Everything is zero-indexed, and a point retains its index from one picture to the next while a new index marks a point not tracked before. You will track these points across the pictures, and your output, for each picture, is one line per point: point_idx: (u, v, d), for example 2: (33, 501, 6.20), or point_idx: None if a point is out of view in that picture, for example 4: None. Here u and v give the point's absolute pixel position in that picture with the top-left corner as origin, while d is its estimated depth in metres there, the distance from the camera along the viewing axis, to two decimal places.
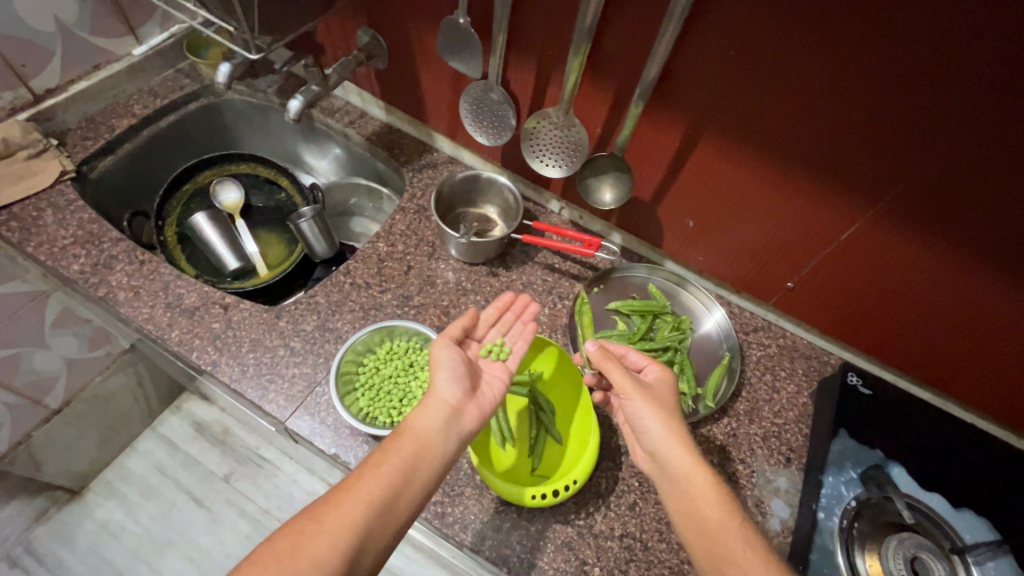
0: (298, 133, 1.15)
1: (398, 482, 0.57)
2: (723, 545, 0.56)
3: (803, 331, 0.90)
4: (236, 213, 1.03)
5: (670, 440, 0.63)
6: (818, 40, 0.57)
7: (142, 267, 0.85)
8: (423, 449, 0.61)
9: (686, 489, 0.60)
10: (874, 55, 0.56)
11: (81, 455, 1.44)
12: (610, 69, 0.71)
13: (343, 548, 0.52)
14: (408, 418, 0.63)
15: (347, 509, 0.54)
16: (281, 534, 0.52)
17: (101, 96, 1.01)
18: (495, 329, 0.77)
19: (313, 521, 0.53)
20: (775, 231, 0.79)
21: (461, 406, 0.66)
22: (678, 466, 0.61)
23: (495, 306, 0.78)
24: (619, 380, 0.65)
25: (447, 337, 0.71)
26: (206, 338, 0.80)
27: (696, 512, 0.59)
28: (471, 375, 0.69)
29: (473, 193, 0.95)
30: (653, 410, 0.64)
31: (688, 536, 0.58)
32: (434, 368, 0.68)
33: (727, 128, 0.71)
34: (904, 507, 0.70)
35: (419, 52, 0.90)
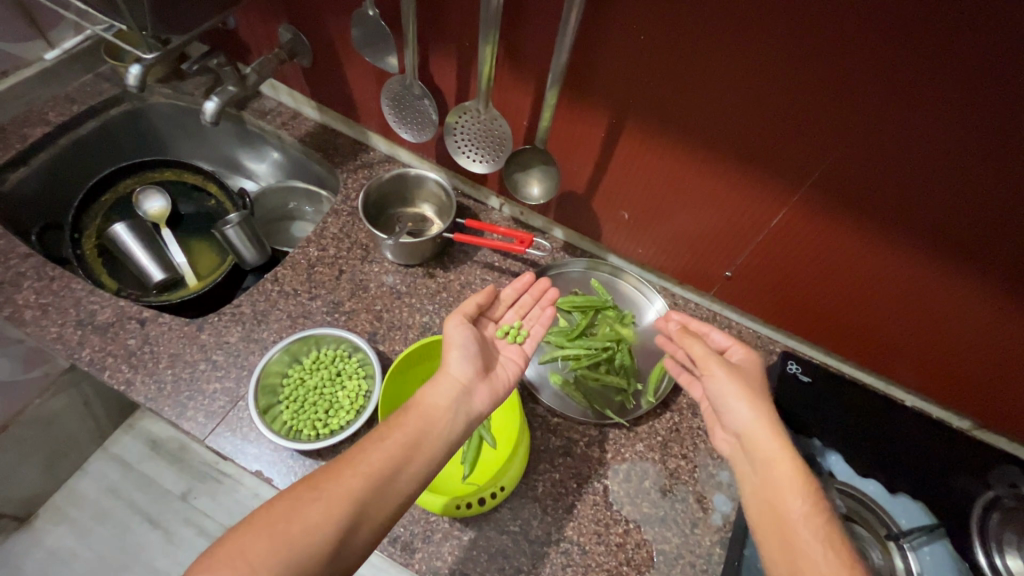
0: (231, 136, 1.11)
1: (399, 457, 0.56)
2: (795, 533, 0.55)
3: (747, 320, 0.89)
4: (162, 222, 0.99)
5: (759, 421, 0.61)
6: (725, 21, 0.56)
7: (52, 284, 0.80)
8: (428, 425, 0.59)
9: (767, 475, 0.59)
10: (781, 34, 0.54)
11: (26, 481, 1.38)
12: (526, 59, 0.69)
13: (337, 518, 0.50)
14: (420, 392, 0.62)
15: (346, 478, 0.52)
16: (274, 501, 0.50)
17: (12, 103, 0.95)
18: (512, 309, 0.76)
19: (311, 491, 0.51)
20: (709, 221, 0.78)
21: (472, 385, 0.65)
22: (764, 450, 0.60)
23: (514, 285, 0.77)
24: (702, 356, 0.66)
25: (460, 314, 0.70)
26: (120, 356, 0.76)
27: (775, 498, 0.58)
28: (483, 356, 0.68)
29: (405, 192, 0.92)
30: (739, 391, 0.63)
31: (763, 525, 0.57)
32: (447, 345, 0.67)
33: (650, 115, 0.69)
34: (837, 495, 0.72)
35: (341, 48, 0.86)
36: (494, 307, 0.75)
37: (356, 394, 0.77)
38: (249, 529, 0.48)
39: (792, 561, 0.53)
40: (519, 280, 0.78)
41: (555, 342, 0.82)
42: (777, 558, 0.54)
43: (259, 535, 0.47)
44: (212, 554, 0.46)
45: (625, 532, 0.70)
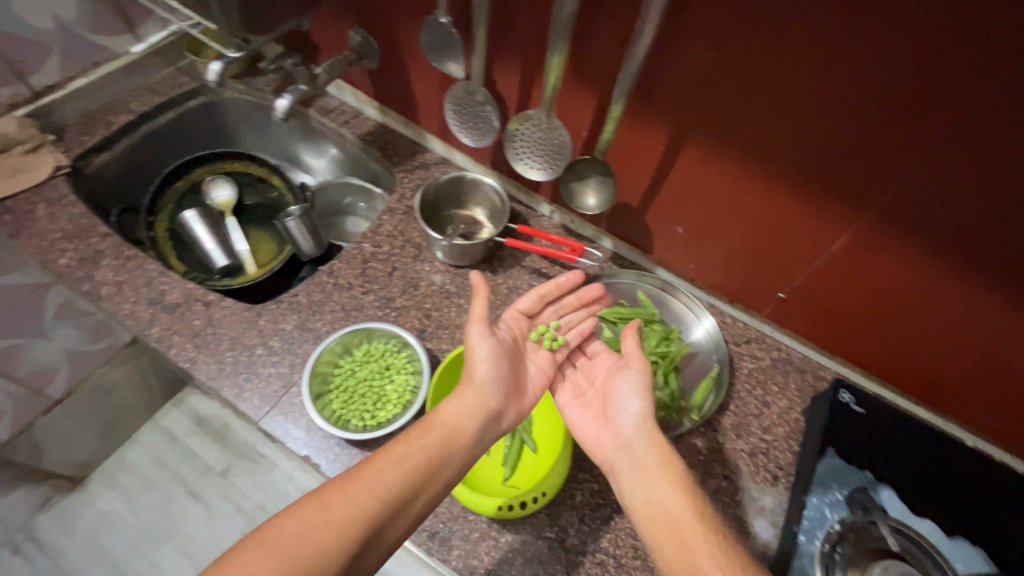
0: (295, 132, 1.16)
1: (417, 481, 0.57)
2: (692, 538, 0.55)
3: (798, 344, 0.87)
4: (228, 211, 1.03)
5: (642, 428, 0.64)
6: (795, 42, 0.55)
7: (127, 263, 0.85)
8: (448, 446, 0.61)
9: (654, 480, 0.60)
10: (854, 56, 0.53)
11: (83, 445, 1.47)
12: (593, 72, 0.70)
13: (351, 539, 0.51)
14: (445, 412, 0.63)
15: (360, 500, 0.54)
16: (288, 514, 0.51)
17: (100, 92, 1.02)
18: (551, 308, 0.77)
19: (325, 510, 0.52)
20: (766, 241, 0.76)
21: (497, 407, 0.66)
22: (647, 455, 0.62)
23: (556, 283, 0.76)
24: (636, 351, 0.69)
25: (479, 328, 0.67)
26: (185, 335, 0.80)
27: (666, 504, 0.58)
28: (507, 374, 0.68)
29: (459, 194, 0.93)
30: (637, 389, 0.67)
31: (655, 533, 0.57)
32: (474, 360, 0.67)
33: (714, 133, 0.68)
34: (889, 532, 0.69)
35: (408, 53, 0.89)
36: (525, 299, 0.75)
37: (403, 388, 0.79)
38: (264, 539, 0.50)
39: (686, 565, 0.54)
40: (565, 277, 0.77)
41: None
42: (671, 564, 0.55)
43: (272, 550, 0.49)
44: (233, 565, 0.48)
45: None
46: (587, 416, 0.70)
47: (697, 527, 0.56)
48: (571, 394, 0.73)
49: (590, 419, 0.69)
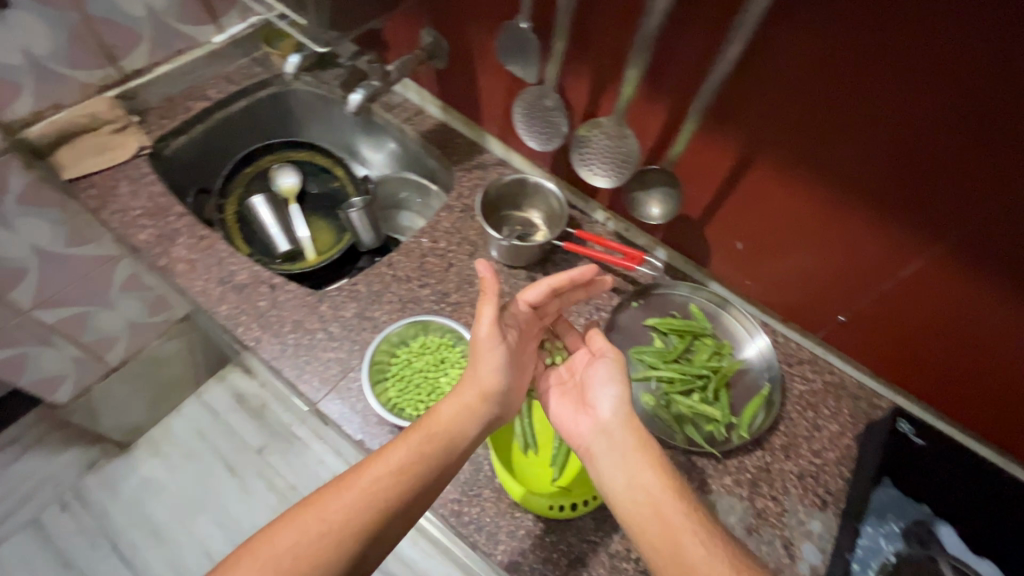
0: (357, 126, 1.19)
1: (413, 489, 0.59)
2: (671, 514, 0.57)
3: (852, 370, 0.85)
4: (292, 197, 1.07)
5: (618, 413, 0.66)
6: (883, 63, 0.55)
7: (201, 243, 0.90)
8: (446, 452, 0.63)
9: (634, 464, 0.61)
10: (949, 78, 0.52)
11: (133, 412, 1.53)
12: (669, 83, 0.70)
13: (345, 548, 0.55)
14: (444, 416, 0.65)
15: (354, 511, 0.56)
16: (287, 521, 0.55)
17: (181, 78, 1.07)
18: (557, 298, 0.77)
19: (321, 519, 0.55)
20: (830, 263, 0.75)
21: (500, 411, 0.68)
22: (622, 439, 0.63)
23: (567, 277, 0.73)
24: (606, 345, 0.74)
25: (489, 332, 0.67)
26: (251, 315, 0.84)
27: (646, 487, 0.59)
28: (512, 379, 0.69)
29: (519, 196, 0.95)
30: (612, 376, 0.69)
31: (636, 515, 0.58)
32: (478, 364, 0.67)
33: (787, 151, 0.68)
34: (948, 569, 0.72)
35: (479, 54, 0.91)
36: (535, 290, 0.73)
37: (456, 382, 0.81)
38: (265, 544, 0.54)
39: (672, 539, 0.56)
40: (579, 272, 0.74)
41: (649, 361, 0.84)
42: (655, 540, 0.56)
43: (269, 558, 0.53)
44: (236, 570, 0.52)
45: None
46: (564, 404, 0.71)
47: (677, 508, 0.58)
48: (553, 387, 0.74)
49: (567, 406, 0.71)
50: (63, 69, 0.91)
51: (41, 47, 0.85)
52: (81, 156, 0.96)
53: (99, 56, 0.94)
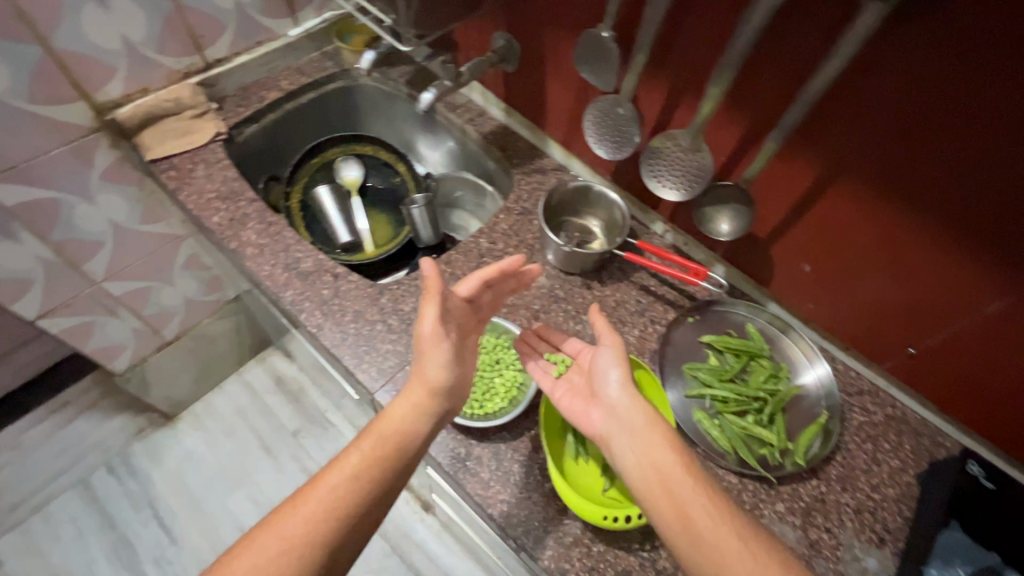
0: (418, 124, 1.21)
1: (374, 491, 0.61)
2: (680, 490, 0.58)
3: (915, 406, 0.82)
4: (354, 189, 1.10)
5: (626, 394, 0.66)
6: (986, 95, 0.53)
7: (270, 228, 0.93)
8: (402, 450, 0.64)
9: (644, 441, 0.62)
10: None
11: (180, 386, 1.59)
12: (751, 102, 0.70)
13: (310, 561, 0.55)
14: (392, 418, 0.65)
15: (314, 524, 0.57)
16: (246, 546, 0.55)
17: (257, 69, 1.11)
18: (490, 289, 0.76)
19: (279, 538, 0.55)
20: (903, 293, 0.73)
21: (448, 407, 0.68)
22: (631, 420, 0.64)
23: (496, 268, 0.73)
24: (605, 328, 0.70)
25: (432, 333, 0.66)
26: (315, 302, 0.86)
27: (656, 463, 0.60)
28: (459, 376, 0.69)
29: (580, 202, 0.95)
30: (614, 359, 0.68)
31: (648, 490, 0.59)
32: (424, 362, 0.67)
33: (870, 178, 0.66)
34: None
35: (551, 60, 0.91)
36: (466, 284, 0.72)
37: (510, 383, 0.82)
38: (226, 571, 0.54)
39: (681, 514, 0.57)
40: (507, 261, 0.74)
41: (704, 378, 0.83)
42: (666, 516, 0.57)
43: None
44: None
45: None
46: (571, 392, 0.72)
47: (687, 481, 0.58)
48: (565, 387, 0.73)
49: (577, 400, 0.71)
50: (154, 55, 0.95)
51: (136, 33, 0.90)
52: (162, 138, 1.01)
53: (187, 43, 0.98)
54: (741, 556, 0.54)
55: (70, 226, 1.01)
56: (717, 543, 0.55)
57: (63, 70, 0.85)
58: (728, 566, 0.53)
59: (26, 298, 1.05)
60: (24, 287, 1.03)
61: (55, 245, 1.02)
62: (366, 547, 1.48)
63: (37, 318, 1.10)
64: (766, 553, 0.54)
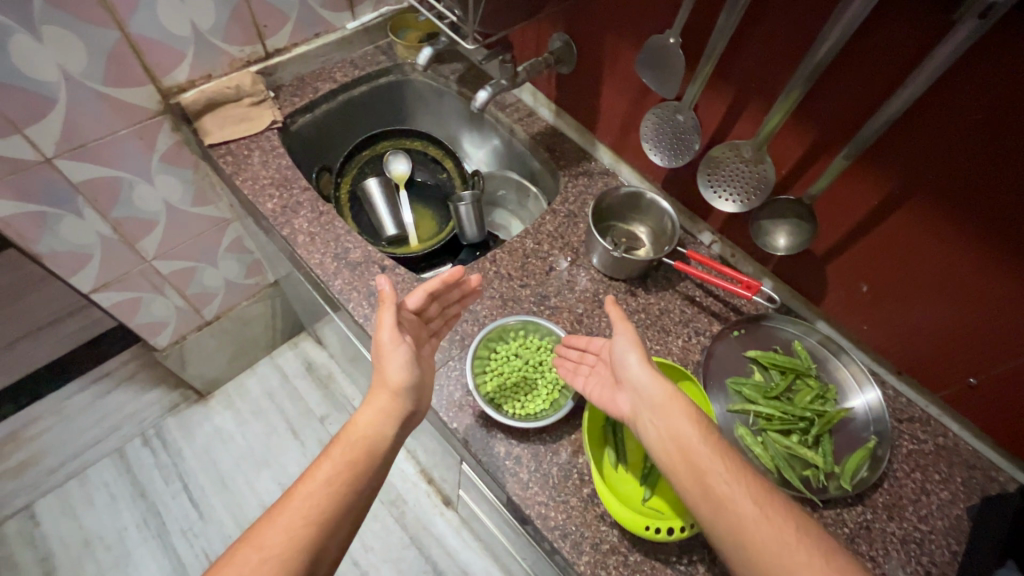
0: (465, 120, 1.22)
1: (348, 498, 0.62)
2: (700, 458, 0.58)
3: (970, 438, 0.80)
4: (401, 183, 1.12)
5: (644, 370, 0.64)
6: None
7: (321, 218, 0.95)
8: (373, 457, 0.66)
9: (664, 414, 0.62)
10: None
11: (216, 365, 1.63)
12: (821, 117, 0.69)
13: (291, 569, 0.56)
14: (356, 426, 0.67)
15: (295, 530, 0.58)
16: (223, 563, 0.55)
17: (314, 60, 1.13)
18: (436, 301, 0.78)
19: (259, 548, 0.56)
20: (966, 319, 0.70)
21: (415, 406, 0.71)
22: (654, 396, 0.63)
23: (439, 279, 0.75)
24: (618, 317, 0.68)
25: (390, 335, 0.69)
26: (362, 293, 0.87)
27: (677, 434, 0.60)
28: (421, 376, 0.71)
29: (628, 209, 0.94)
30: (631, 344, 0.66)
31: (671, 463, 0.60)
32: (384, 362, 0.69)
33: (945, 199, 0.64)
34: None
35: (609, 63, 0.91)
36: (414, 296, 0.73)
37: (552, 386, 0.82)
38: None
39: (702, 484, 0.57)
40: (448, 273, 0.75)
41: (747, 395, 0.81)
42: (689, 488, 0.58)
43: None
44: None
45: None
46: (599, 379, 0.72)
47: (704, 447, 0.59)
48: (588, 376, 0.73)
49: (602, 387, 0.71)
50: (219, 43, 0.97)
51: (205, 21, 0.92)
52: (222, 124, 1.03)
53: (251, 33, 1.00)
54: (757, 518, 0.54)
55: (128, 204, 1.04)
56: (734, 507, 0.55)
57: (135, 54, 0.88)
58: (744, 531, 0.53)
59: (82, 270, 1.08)
60: (82, 260, 1.06)
61: (114, 222, 1.05)
62: (387, 537, 1.49)
63: (90, 291, 1.14)
64: (781, 513, 0.55)
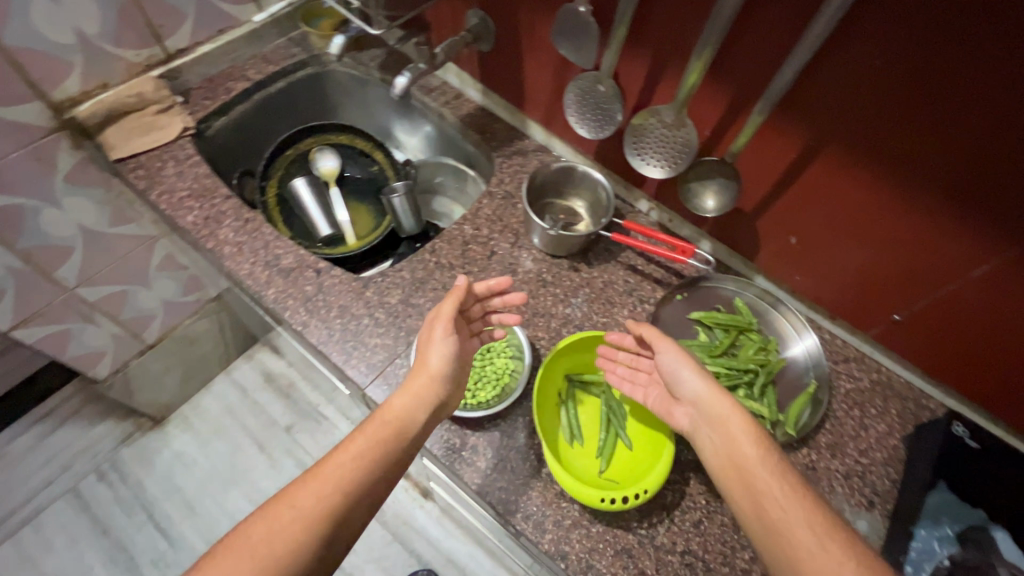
0: (394, 109, 1.18)
1: (375, 475, 0.61)
2: (757, 477, 0.59)
3: (900, 370, 0.84)
4: (331, 180, 1.08)
5: (705, 385, 0.65)
6: (965, 60, 0.53)
7: (247, 225, 0.91)
8: (401, 439, 0.64)
9: (723, 430, 0.62)
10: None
11: (167, 388, 1.56)
12: (735, 74, 0.69)
13: (318, 533, 0.56)
14: (393, 408, 0.65)
15: (324, 496, 0.57)
16: (258, 517, 0.56)
17: (222, 58, 1.06)
18: (478, 301, 0.77)
19: (292, 509, 0.56)
20: (886, 262, 0.74)
21: (447, 397, 0.69)
22: (716, 411, 0.64)
23: (485, 285, 0.75)
24: (654, 335, 0.68)
25: (444, 323, 0.69)
26: (298, 299, 0.84)
27: (734, 451, 0.61)
28: (460, 369, 0.71)
29: (564, 184, 0.94)
30: (684, 360, 0.66)
31: (726, 477, 0.61)
32: (429, 347, 0.70)
33: (854, 147, 0.66)
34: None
35: (527, 38, 0.89)
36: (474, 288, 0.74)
37: (502, 370, 0.81)
38: (241, 543, 0.54)
39: (757, 502, 0.57)
40: (495, 282, 0.75)
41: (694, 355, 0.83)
42: (744, 506, 0.58)
43: (245, 554, 0.53)
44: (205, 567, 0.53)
45: (751, 559, 0.69)
46: (659, 390, 0.72)
47: (766, 467, 0.59)
48: (647, 386, 0.73)
49: (660, 395, 0.71)
50: (110, 48, 0.90)
51: (91, 25, 0.85)
52: (127, 136, 0.97)
53: (146, 35, 0.93)
54: (815, 548, 0.53)
55: (35, 232, 0.96)
56: (792, 533, 0.54)
57: (16, 68, 0.79)
58: (801, 560, 0.53)
59: None
60: None
61: (23, 253, 0.97)
62: (367, 537, 1.48)
63: (10, 328, 1.06)
64: (841, 545, 0.53)
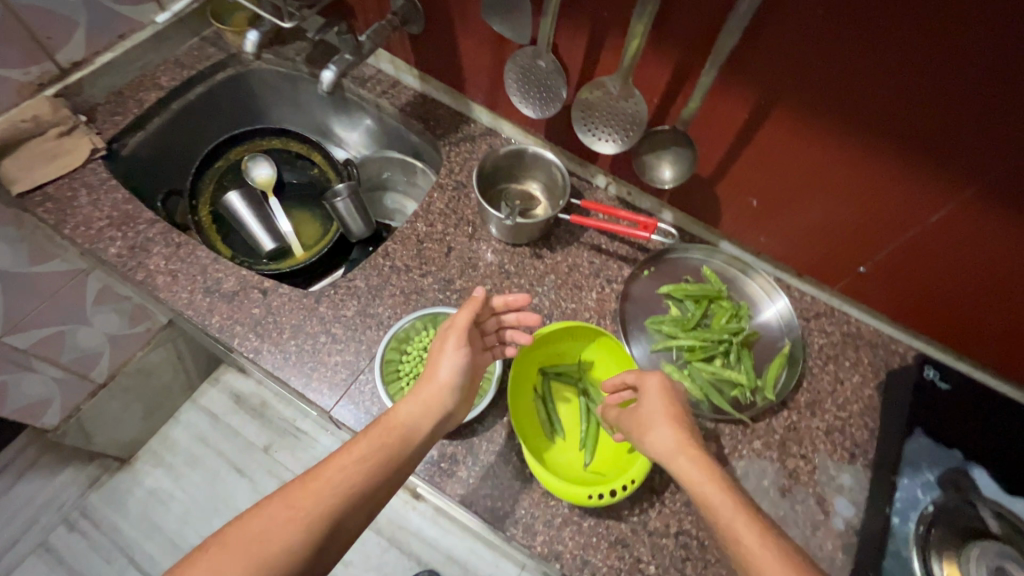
0: (328, 104, 1.10)
1: (376, 480, 0.56)
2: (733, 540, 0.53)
3: (869, 319, 0.84)
4: (268, 189, 1.02)
5: (668, 440, 0.61)
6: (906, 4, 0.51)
7: (179, 251, 0.84)
8: (405, 446, 0.60)
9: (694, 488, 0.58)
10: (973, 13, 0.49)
11: (129, 426, 1.47)
12: (678, 36, 0.65)
13: (314, 537, 0.51)
14: (399, 416, 0.62)
15: (323, 495, 0.53)
16: (253, 515, 0.51)
17: (127, 67, 0.96)
18: (495, 316, 0.73)
19: (289, 508, 0.51)
20: (846, 215, 0.73)
21: (453, 409, 0.66)
22: (683, 469, 0.59)
23: (503, 300, 0.72)
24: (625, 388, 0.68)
25: (457, 334, 0.67)
26: (246, 324, 0.79)
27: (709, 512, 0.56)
28: (470, 381, 0.68)
29: (516, 168, 0.90)
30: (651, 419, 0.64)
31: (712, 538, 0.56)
32: (438, 361, 0.67)
33: (804, 103, 0.64)
34: (989, 515, 0.69)
35: (458, 15, 0.83)
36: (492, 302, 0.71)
37: None
38: (232, 541, 0.49)
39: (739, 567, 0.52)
40: (513, 298, 0.71)
41: (667, 331, 0.81)
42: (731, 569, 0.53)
43: (239, 551, 0.49)
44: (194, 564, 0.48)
45: None
46: None
47: (755, 537, 0.52)
48: None
49: None
50: None
51: None
52: (28, 166, 0.86)
53: (32, 50, 0.83)
54: None
55: None
56: None
57: None
58: None
59: None
60: None
61: None
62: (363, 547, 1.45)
63: None
64: None
